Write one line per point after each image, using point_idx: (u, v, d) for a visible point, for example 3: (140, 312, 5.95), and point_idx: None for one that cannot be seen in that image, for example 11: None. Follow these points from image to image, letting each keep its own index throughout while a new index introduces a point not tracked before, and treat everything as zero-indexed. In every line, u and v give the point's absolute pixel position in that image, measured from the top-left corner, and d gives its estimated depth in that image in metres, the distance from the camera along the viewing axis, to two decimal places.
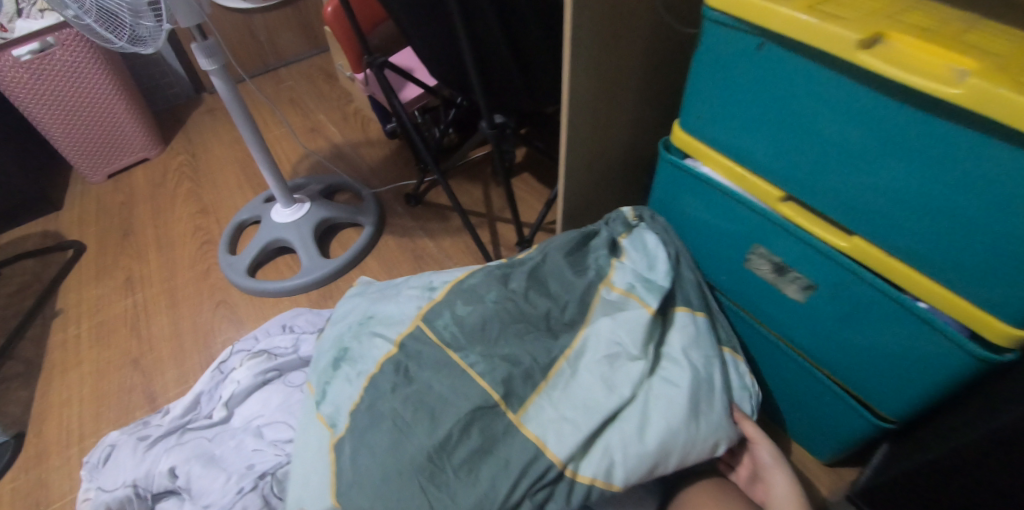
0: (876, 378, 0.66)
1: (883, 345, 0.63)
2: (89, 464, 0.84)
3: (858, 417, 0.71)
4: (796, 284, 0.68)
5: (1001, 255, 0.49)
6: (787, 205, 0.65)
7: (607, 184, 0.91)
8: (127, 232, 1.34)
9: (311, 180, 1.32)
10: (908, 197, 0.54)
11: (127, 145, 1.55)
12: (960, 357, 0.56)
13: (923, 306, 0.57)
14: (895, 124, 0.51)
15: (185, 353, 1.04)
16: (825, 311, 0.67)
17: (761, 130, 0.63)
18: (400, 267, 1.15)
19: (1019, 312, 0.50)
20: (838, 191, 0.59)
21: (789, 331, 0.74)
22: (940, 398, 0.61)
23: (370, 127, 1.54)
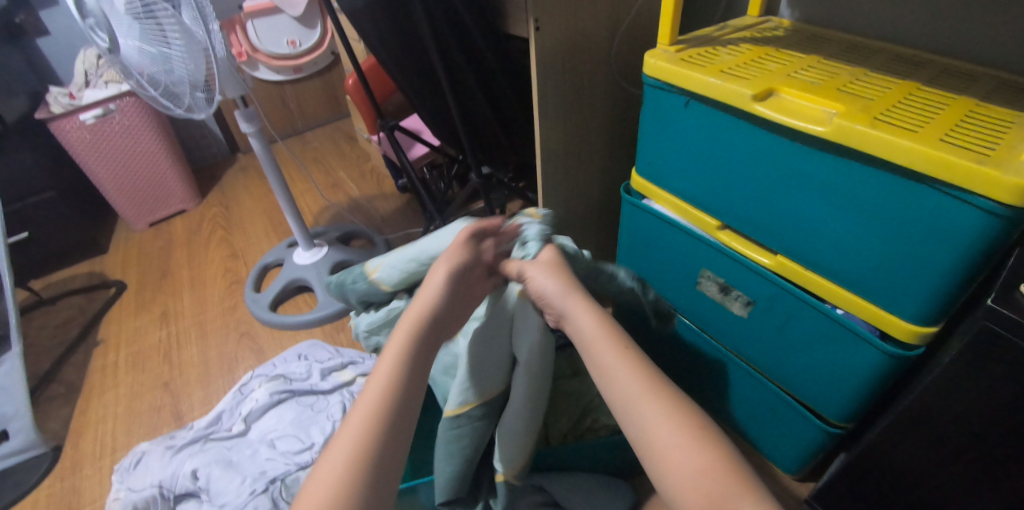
0: (816, 382, 0.75)
1: (815, 351, 0.73)
2: (121, 468, 0.94)
3: (810, 425, 0.80)
4: (739, 302, 0.80)
5: (889, 262, 0.60)
6: (724, 232, 0.78)
7: (585, 225, 1.05)
8: (164, 273, 1.49)
9: (329, 228, 1.47)
10: (813, 221, 0.66)
11: (169, 197, 1.73)
12: (875, 355, 0.66)
13: (840, 312, 0.68)
14: (790, 160, 0.64)
15: (210, 376, 1.16)
16: (765, 324, 0.78)
17: (695, 169, 0.76)
18: None
19: (910, 309, 0.61)
20: (759, 219, 0.72)
21: (741, 347, 0.84)
22: (866, 396, 0.70)
23: (384, 183, 1.72)
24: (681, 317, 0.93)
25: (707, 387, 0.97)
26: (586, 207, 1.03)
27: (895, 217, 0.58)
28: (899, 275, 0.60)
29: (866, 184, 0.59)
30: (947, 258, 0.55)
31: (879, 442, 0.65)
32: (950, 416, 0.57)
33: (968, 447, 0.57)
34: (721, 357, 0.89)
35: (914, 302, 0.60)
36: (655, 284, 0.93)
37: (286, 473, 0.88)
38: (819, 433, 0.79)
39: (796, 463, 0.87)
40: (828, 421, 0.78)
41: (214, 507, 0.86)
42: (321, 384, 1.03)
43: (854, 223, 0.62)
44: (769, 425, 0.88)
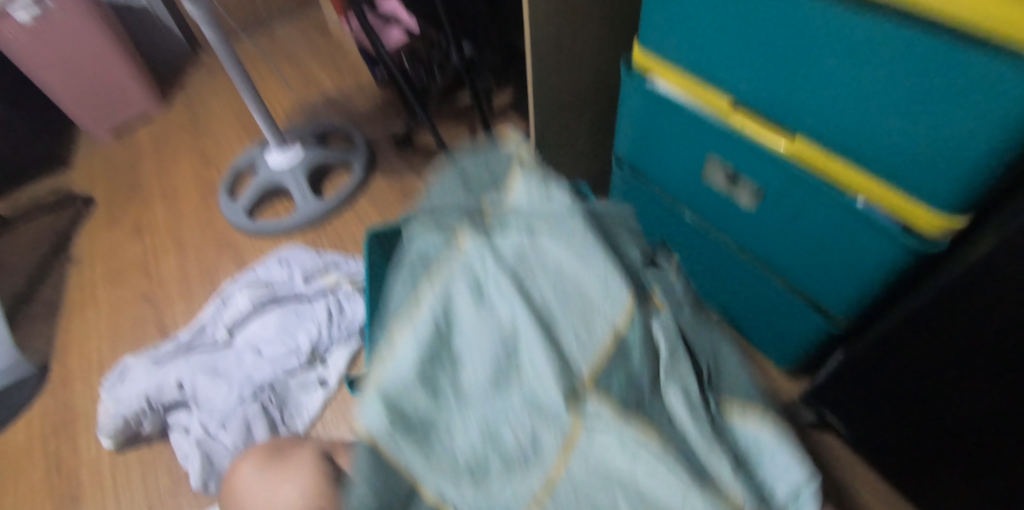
0: (822, 276, 0.72)
1: (828, 242, 0.69)
2: (106, 383, 0.92)
3: (812, 318, 0.78)
4: (748, 190, 0.75)
5: (919, 144, 0.55)
6: (737, 112, 0.71)
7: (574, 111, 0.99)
8: (133, 184, 1.40)
9: (305, 127, 1.37)
10: (838, 97, 0.59)
11: (129, 103, 1.60)
12: (891, 247, 0.62)
13: (857, 202, 0.63)
14: (819, 25, 0.56)
15: (191, 287, 1.11)
16: (771, 217, 0.74)
17: (710, 41, 0.68)
18: (389, 203, 1.20)
19: (943, 200, 0.56)
20: (780, 100, 0.65)
21: (745, 238, 0.80)
22: (873, 293, 0.68)
23: (362, 77, 1.57)
24: (685, 208, 0.88)
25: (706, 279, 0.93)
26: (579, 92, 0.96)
27: (931, 104, 0.52)
28: (930, 156, 0.55)
29: (904, 55, 0.52)
30: (980, 143, 0.50)
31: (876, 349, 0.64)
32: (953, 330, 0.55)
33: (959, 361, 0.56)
34: (722, 250, 0.86)
35: (940, 189, 0.56)
36: (659, 175, 0.88)
37: (274, 380, 0.88)
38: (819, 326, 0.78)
39: (793, 353, 0.87)
40: (830, 316, 0.77)
41: (203, 415, 0.85)
42: (305, 290, 0.98)
43: (885, 107, 0.56)
44: (771, 322, 0.87)
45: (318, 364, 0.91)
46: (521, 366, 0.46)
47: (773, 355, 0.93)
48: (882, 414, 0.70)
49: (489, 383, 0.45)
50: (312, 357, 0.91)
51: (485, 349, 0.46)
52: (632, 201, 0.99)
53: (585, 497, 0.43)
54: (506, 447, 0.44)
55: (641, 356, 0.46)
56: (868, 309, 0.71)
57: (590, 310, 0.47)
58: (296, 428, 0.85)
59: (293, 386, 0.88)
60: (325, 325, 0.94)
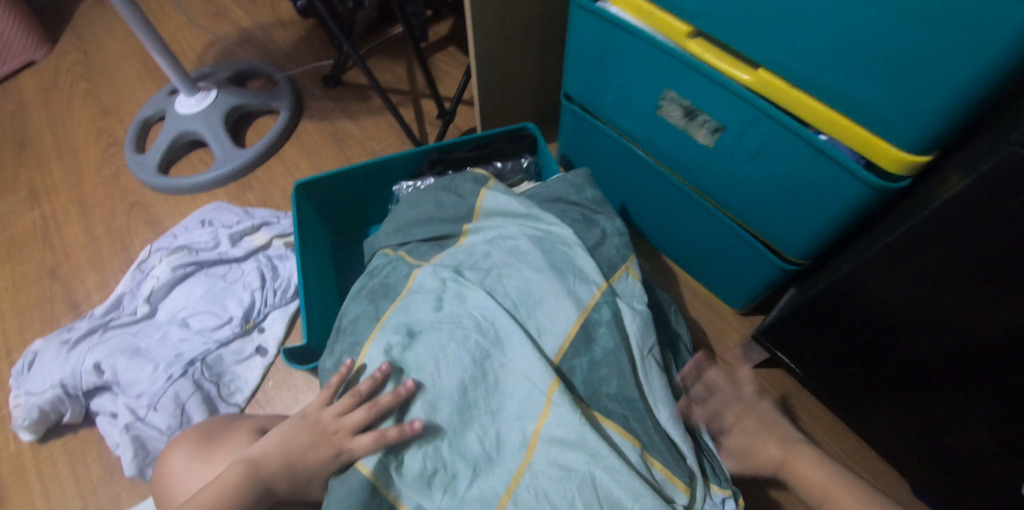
0: (780, 217, 0.69)
1: (787, 184, 0.65)
2: (13, 373, 0.82)
3: (766, 261, 0.76)
4: (705, 129, 0.70)
5: (898, 72, 0.51)
6: (695, 41, 0.65)
7: (518, 41, 0.90)
8: (23, 142, 1.23)
9: (217, 68, 1.21)
10: (811, 21, 0.54)
11: (4, 46, 1.38)
12: (853, 185, 0.59)
13: (822, 138, 0.59)
14: None
15: (103, 258, 1.00)
16: (731, 154, 0.69)
17: None
18: (321, 151, 1.09)
19: (910, 135, 0.53)
20: (743, 25, 0.59)
21: (700, 181, 0.76)
22: (832, 234, 0.65)
23: (280, 7, 1.40)
24: (635, 147, 0.83)
25: (660, 219, 0.89)
26: (522, 17, 0.86)
27: (912, 29, 0.48)
28: (907, 85, 0.51)
29: None
30: (966, 68, 0.47)
31: (836, 287, 0.63)
32: (918, 264, 0.54)
33: (920, 299, 0.56)
34: (676, 193, 0.82)
35: (908, 123, 0.52)
36: (609, 111, 0.82)
37: (205, 353, 0.80)
38: (775, 269, 0.75)
39: (743, 298, 0.85)
40: (785, 258, 0.74)
41: (129, 399, 0.78)
42: (231, 252, 0.89)
43: (861, 30, 0.51)
44: (721, 263, 0.84)
45: (254, 332, 0.84)
46: (494, 374, 0.61)
47: (725, 299, 0.90)
48: (828, 358, 0.71)
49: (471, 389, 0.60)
50: (245, 325, 0.83)
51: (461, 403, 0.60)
52: (581, 139, 0.93)
53: (534, 489, 0.56)
54: (469, 447, 0.59)
55: (584, 470, 0.55)
56: (825, 249, 0.69)
57: (540, 329, 0.64)
58: (235, 403, 0.79)
59: (227, 358, 0.81)
60: (258, 290, 0.86)
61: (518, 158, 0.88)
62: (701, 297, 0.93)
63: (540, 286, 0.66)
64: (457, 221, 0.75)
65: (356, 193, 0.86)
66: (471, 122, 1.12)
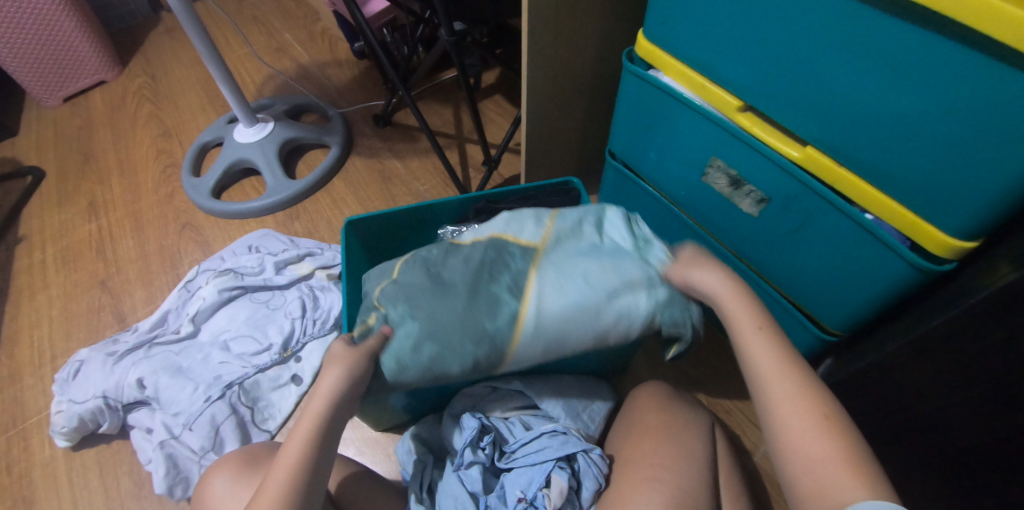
0: (822, 291, 0.70)
1: (831, 258, 0.66)
2: (59, 379, 0.85)
3: (806, 332, 0.76)
4: (750, 198, 0.72)
5: (949, 161, 0.52)
6: (745, 114, 0.68)
7: (568, 98, 0.94)
8: (87, 157, 1.30)
9: (275, 101, 1.28)
10: (863, 106, 0.56)
11: (80, 65, 1.48)
12: (900, 266, 0.60)
13: (869, 217, 0.61)
14: (856, 27, 0.53)
15: (152, 273, 1.04)
16: (775, 224, 0.71)
17: (725, 39, 0.64)
18: (367, 188, 1.13)
19: (960, 223, 0.54)
20: (794, 105, 0.62)
21: (742, 247, 0.78)
22: (875, 311, 0.66)
23: (337, 47, 1.48)
24: (678, 209, 0.85)
25: None
26: (573, 75, 0.90)
27: (966, 126, 0.50)
28: (957, 176, 0.52)
29: (948, 67, 0.49)
30: (1016, 166, 0.48)
31: (878, 365, 0.64)
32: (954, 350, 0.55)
33: (959, 387, 0.56)
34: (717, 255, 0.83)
35: (957, 212, 0.54)
36: (654, 171, 0.84)
37: (243, 377, 0.82)
38: (815, 341, 0.75)
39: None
40: (825, 329, 0.75)
41: (166, 417, 0.80)
42: (275, 279, 0.92)
43: (913, 121, 0.53)
44: None
45: (291, 360, 0.86)
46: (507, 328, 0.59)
47: None
48: (868, 432, 0.70)
49: (515, 307, 0.59)
50: (284, 353, 0.86)
51: (506, 266, 0.62)
52: (623, 195, 0.95)
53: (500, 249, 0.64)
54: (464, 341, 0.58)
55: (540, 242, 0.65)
56: (867, 325, 0.70)
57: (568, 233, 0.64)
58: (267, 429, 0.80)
59: (264, 385, 0.83)
60: (299, 319, 0.88)
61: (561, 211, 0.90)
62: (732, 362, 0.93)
63: (581, 266, 0.61)
64: None
65: (401, 233, 0.89)
66: (514, 169, 1.15)
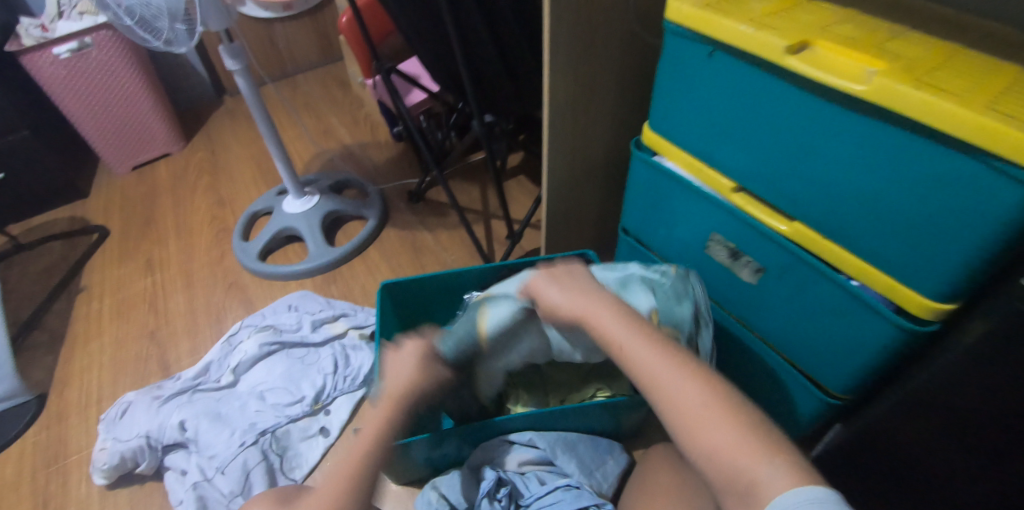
0: (821, 354, 0.76)
1: (827, 323, 0.72)
2: (106, 419, 0.92)
3: (811, 397, 0.80)
4: (749, 268, 0.79)
5: (915, 232, 0.58)
6: (739, 194, 0.76)
7: (584, 182, 1.05)
8: (148, 219, 1.44)
9: (321, 176, 1.41)
10: (834, 185, 0.63)
11: (150, 139, 1.65)
12: (886, 328, 0.65)
13: (854, 284, 0.67)
14: (820, 119, 0.61)
15: (197, 326, 1.13)
16: (774, 291, 0.77)
17: (714, 129, 0.74)
18: (399, 256, 1.23)
19: (934, 286, 0.59)
20: (777, 186, 0.70)
21: (746, 314, 0.84)
22: (870, 371, 0.71)
23: (378, 131, 1.64)
24: None
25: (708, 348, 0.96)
26: (588, 163, 1.01)
27: (925, 200, 0.56)
28: (925, 244, 0.58)
29: (901, 152, 0.56)
30: (973, 234, 0.54)
31: (875, 424, 0.69)
32: (938, 408, 0.60)
33: (952, 443, 0.61)
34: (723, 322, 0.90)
35: (930, 277, 0.59)
36: (662, 243, 0.93)
37: (276, 426, 0.88)
38: (820, 405, 0.80)
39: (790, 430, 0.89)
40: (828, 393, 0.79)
41: (202, 459, 0.86)
42: (312, 336, 1.00)
43: (878, 197, 0.60)
44: (763, 393, 0.89)
45: (321, 413, 0.92)
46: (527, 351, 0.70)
47: None
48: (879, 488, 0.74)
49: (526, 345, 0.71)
50: (315, 406, 0.92)
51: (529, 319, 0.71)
52: None
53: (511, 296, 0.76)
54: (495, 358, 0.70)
55: None
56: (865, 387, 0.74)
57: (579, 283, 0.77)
58: (294, 477, 0.85)
59: (294, 434, 0.89)
60: (330, 375, 0.95)
61: None
62: None
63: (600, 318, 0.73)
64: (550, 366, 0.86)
65: (429, 298, 0.98)
66: (535, 244, 1.25)
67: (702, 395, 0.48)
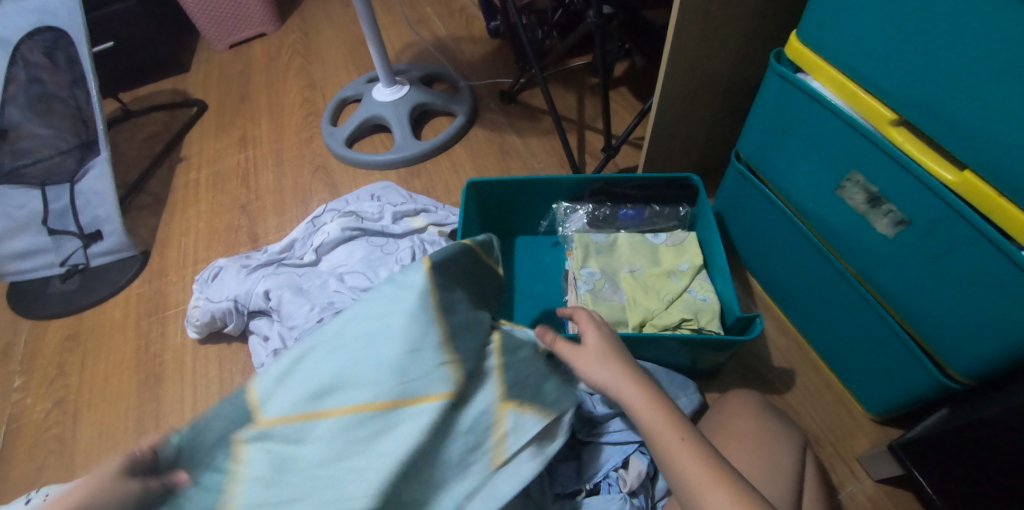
0: (950, 327, 0.66)
1: (974, 294, 0.62)
2: (201, 280, 0.98)
3: (923, 373, 0.71)
4: (888, 219, 0.69)
5: None
6: (898, 129, 0.65)
7: (704, 100, 0.92)
8: (243, 97, 1.46)
9: (412, 67, 1.36)
10: None
11: (248, 16, 1.64)
12: None
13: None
14: None
15: (285, 205, 1.15)
16: (911, 249, 0.67)
17: (890, 46, 0.63)
18: (485, 158, 1.18)
19: None
20: (956, 122, 0.59)
21: (869, 268, 0.74)
22: (1012, 360, 0.61)
23: (474, 25, 1.54)
24: (803, 222, 0.82)
25: (806, 299, 0.88)
26: (712, 78, 0.88)
27: None
28: None
29: None
30: None
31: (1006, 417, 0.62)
32: None
33: None
34: (836, 277, 0.79)
35: None
36: (782, 179, 0.83)
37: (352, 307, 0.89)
38: (932, 384, 0.70)
39: (886, 404, 0.80)
40: (947, 374, 0.69)
41: (283, 328, 0.88)
42: (393, 226, 1.00)
43: None
44: (864, 355, 0.80)
45: None
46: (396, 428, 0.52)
47: (861, 401, 0.85)
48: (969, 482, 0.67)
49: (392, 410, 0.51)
50: None
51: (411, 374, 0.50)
52: (740, 199, 0.94)
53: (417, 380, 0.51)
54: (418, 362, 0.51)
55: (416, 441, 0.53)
56: (999, 376, 0.64)
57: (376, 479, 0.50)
58: None
59: None
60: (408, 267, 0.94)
61: (676, 205, 0.90)
62: (832, 391, 0.89)
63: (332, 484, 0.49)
64: (620, 306, 0.80)
65: (515, 204, 0.94)
66: (632, 162, 1.15)
67: (687, 442, 0.52)
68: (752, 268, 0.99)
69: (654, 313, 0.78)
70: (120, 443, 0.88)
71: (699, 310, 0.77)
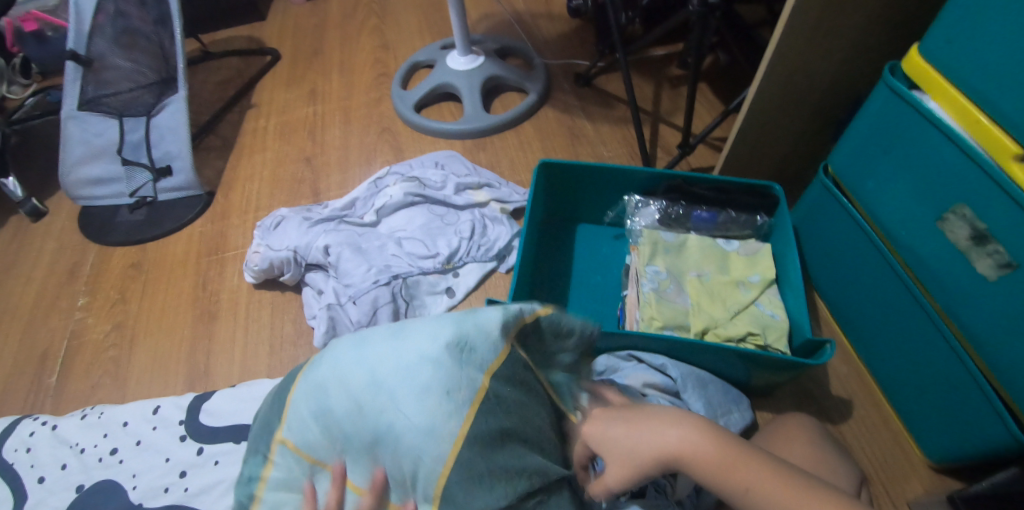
0: None
1: None
2: (262, 227, 0.99)
3: (1000, 427, 0.66)
4: (992, 260, 0.63)
5: None
6: (1021, 164, 0.59)
7: (798, 106, 0.87)
8: (316, 51, 1.46)
9: (488, 38, 1.34)
10: None
11: None
12: None
13: None
14: None
15: (349, 163, 1.15)
16: (1014, 294, 0.62)
17: None
18: (553, 139, 1.15)
19: None
20: None
21: (960, 308, 0.69)
22: None
23: (554, 2, 1.50)
24: (891, 250, 0.77)
25: (879, 328, 0.83)
26: (812, 84, 0.83)
27: None
28: None
29: None
30: None
31: None
32: None
33: None
34: (917, 311, 0.74)
35: None
36: (876, 200, 0.78)
37: (409, 273, 0.89)
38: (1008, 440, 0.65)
39: (950, 452, 0.75)
40: None
41: (339, 285, 0.89)
42: (455, 197, 0.99)
43: None
44: (933, 397, 0.75)
45: (450, 274, 0.91)
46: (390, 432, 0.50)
47: (921, 444, 0.80)
48: None
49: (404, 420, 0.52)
50: (446, 265, 0.91)
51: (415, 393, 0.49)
52: (821, 214, 0.89)
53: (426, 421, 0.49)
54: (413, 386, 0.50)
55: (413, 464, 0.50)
56: None
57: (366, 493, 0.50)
58: None
59: (423, 286, 0.89)
60: (466, 240, 0.93)
61: (753, 213, 0.86)
62: (892, 428, 0.84)
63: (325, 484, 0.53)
64: (682, 309, 0.77)
65: (582, 190, 0.91)
66: (706, 162, 1.10)
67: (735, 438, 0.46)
68: (823, 288, 0.94)
69: (717, 321, 0.75)
70: (171, 374, 0.90)
71: (767, 326, 0.73)
